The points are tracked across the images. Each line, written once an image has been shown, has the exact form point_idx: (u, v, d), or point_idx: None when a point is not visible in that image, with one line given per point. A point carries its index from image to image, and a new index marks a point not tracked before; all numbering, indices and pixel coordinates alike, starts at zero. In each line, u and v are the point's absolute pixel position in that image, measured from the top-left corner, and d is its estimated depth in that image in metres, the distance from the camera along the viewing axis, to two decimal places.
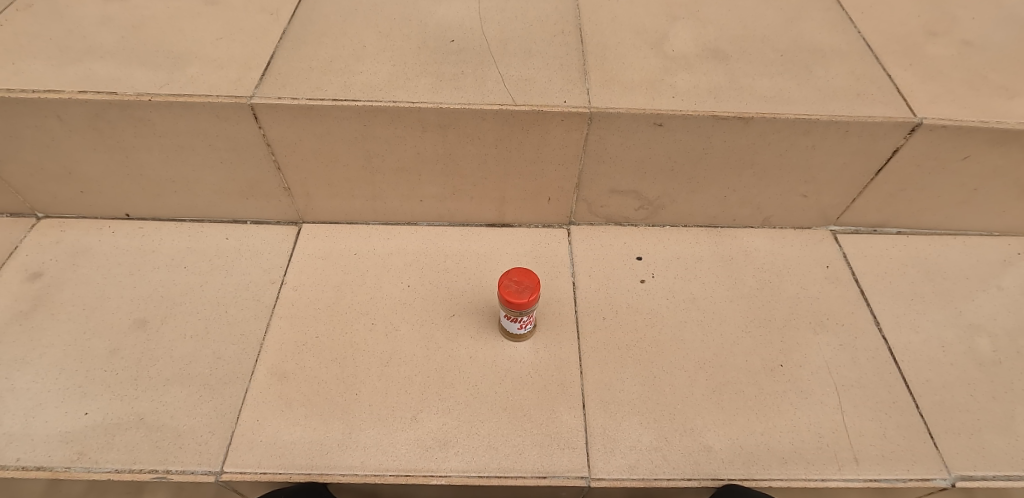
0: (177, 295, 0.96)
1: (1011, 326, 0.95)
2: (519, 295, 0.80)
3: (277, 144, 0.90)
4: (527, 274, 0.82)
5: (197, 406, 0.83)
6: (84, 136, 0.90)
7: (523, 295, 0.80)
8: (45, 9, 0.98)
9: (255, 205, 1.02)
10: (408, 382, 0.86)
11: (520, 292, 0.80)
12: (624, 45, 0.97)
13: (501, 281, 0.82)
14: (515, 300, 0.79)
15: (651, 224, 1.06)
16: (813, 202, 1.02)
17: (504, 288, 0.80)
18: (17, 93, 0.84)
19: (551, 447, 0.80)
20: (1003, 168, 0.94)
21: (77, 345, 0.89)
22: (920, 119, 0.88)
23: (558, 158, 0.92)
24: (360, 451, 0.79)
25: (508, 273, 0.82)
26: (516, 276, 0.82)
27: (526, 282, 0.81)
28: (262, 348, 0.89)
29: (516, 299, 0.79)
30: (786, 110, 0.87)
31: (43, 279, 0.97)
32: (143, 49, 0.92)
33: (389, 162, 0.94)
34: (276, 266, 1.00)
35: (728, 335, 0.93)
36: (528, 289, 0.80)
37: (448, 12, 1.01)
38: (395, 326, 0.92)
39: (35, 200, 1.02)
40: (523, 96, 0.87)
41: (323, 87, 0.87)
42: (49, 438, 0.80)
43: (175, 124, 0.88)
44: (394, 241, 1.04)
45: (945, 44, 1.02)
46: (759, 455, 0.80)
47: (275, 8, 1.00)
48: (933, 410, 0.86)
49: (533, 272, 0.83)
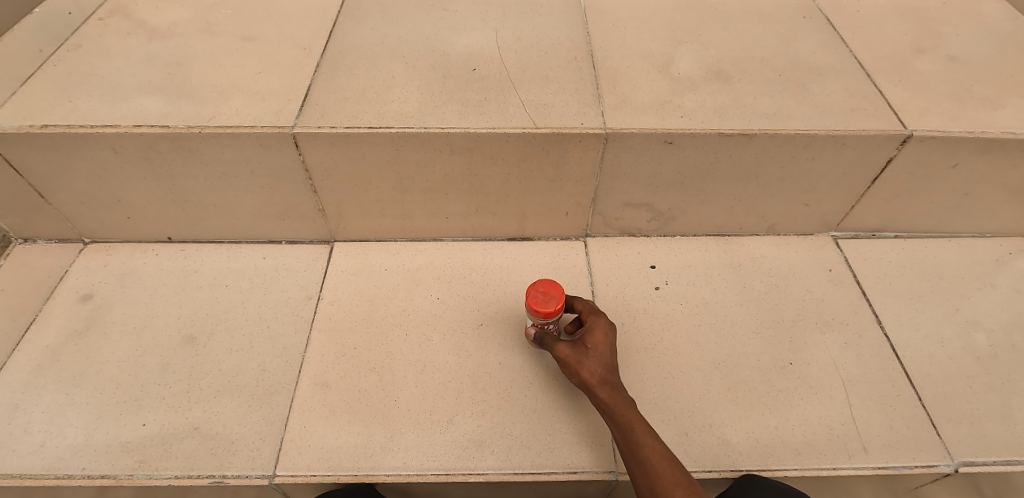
0: (221, 312, 1.02)
1: (1006, 322, 1.01)
2: (546, 304, 0.86)
3: (315, 169, 0.97)
4: (552, 285, 0.89)
5: (248, 415, 0.89)
6: (136, 166, 0.97)
7: (550, 304, 0.86)
8: (94, 49, 1.06)
9: (292, 226, 1.09)
10: (443, 387, 0.92)
11: (546, 301, 0.86)
12: (633, 69, 1.04)
13: (528, 291, 0.88)
14: (543, 309, 0.85)
15: (663, 234, 1.13)
16: (815, 209, 1.08)
17: (532, 298, 0.87)
18: (78, 128, 0.91)
19: (579, 445, 0.86)
20: (991, 174, 1.01)
21: (131, 361, 0.95)
22: (911, 132, 0.94)
23: (575, 176, 0.99)
24: (402, 453, 0.85)
25: (534, 283, 0.89)
26: (542, 286, 0.88)
27: (551, 292, 0.87)
28: (305, 360, 0.95)
29: (543, 308, 0.86)
30: (787, 126, 0.94)
31: (94, 300, 1.04)
32: (189, 84, 0.99)
33: (419, 183, 1.00)
34: (312, 283, 1.06)
35: (740, 336, 0.99)
36: (554, 299, 0.87)
37: (468, 42, 1.09)
38: (427, 336, 0.98)
39: (84, 227, 1.09)
40: (543, 119, 0.94)
41: (358, 116, 0.94)
42: (111, 448, 0.86)
43: (221, 153, 0.95)
44: (421, 257, 1.10)
45: (932, 59, 1.09)
46: (774, 447, 0.86)
47: (308, 43, 1.08)
48: (935, 401, 0.92)
49: (557, 282, 0.89)
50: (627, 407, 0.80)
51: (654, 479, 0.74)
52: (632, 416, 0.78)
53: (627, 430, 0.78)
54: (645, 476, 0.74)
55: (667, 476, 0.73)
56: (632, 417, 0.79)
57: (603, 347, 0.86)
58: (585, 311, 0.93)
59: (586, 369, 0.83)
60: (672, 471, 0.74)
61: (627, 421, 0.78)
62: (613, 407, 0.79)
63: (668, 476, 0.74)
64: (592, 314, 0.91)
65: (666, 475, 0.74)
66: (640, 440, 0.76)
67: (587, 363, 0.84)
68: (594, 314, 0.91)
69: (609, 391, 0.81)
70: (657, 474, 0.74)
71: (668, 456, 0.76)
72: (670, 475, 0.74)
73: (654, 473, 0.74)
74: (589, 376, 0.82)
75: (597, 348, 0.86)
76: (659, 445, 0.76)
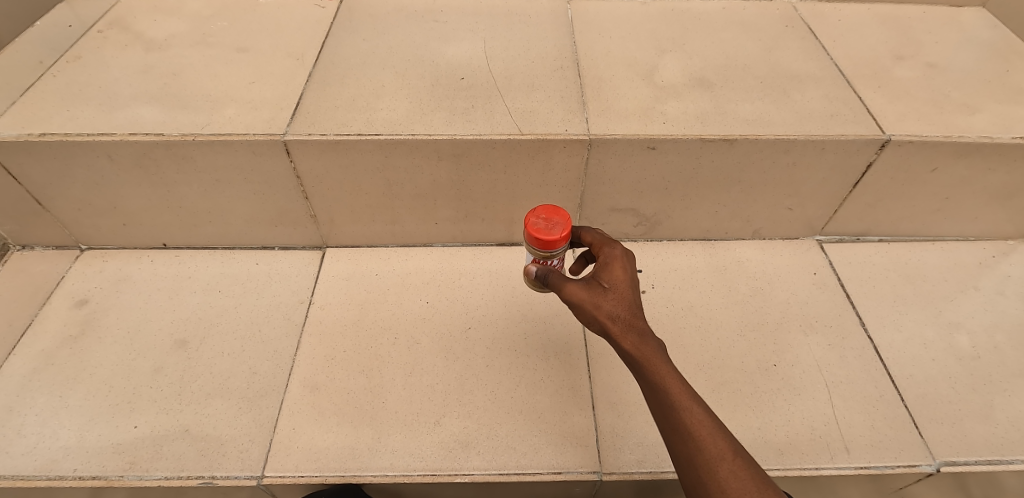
0: (213, 316, 1.04)
1: (988, 324, 1.03)
2: (549, 232, 0.78)
3: (306, 175, 0.99)
4: (555, 211, 0.81)
5: (238, 416, 0.91)
6: (131, 173, 0.99)
7: (554, 231, 0.78)
8: (92, 60, 1.09)
9: (284, 232, 1.11)
10: (431, 390, 0.93)
11: (550, 229, 0.78)
12: (618, 77, 1.07)
13: (529, 219, 0.80)
14: (546, 235, 0.77)
15: (650, 239, 1.14)
16: (798, 214, 1.10)
17: (533, 226, 0.78)
18: (75, 136, 0.94)
19: (563, 445, 0.87)
20: (969, 178, 1.03)
21: (124, 365, 0.97)
22: (889, 136, 0.96)
23: (561, 181, 1.01)
24: (389, 453, 0.86)
25: (535, 210, 0.81)
26: (544, 213, 0.80)
27: (555, 220, 0.79)
28: (295, 363, 0.97)
29: (547, 235, 0.77)
30: (767, 131, 0.96)
31: (89, 306, 1.05)
32: (183, 94, 1.02)
33: (408, 190, 1.02)
34: (303, 288, 1.08)
35: (725, 338, 1.00)
36: (558, 226, 0.78)
37: (457, 52, 1.12)
38: (416, 339, 1.00)
39: (80, 233, 1.11)
40: (528, 126, 0.96)
41: (348, 123, 0.96)
42: (102, 450, 0.87)
43: (214, 160, 0.97)
44: (411, 262, 1.12)
45: (911, 67, 1.11)
46: (757, 448, 0.87)
47: (301, 54, 1.11)
48: (917, 402, 0.93)
49: (560, 210, 0.82)
50: (657, 360, 0.66)
51: (694, 450, 0.61)
52: (665, 372, 0.65)
53: (660, 389, 0.64)
54: (683, 445, 0.62)
55: (710, 447, 0.60)
56: (665, 372, 0.65)
57: (623, 286, 0.71)
58: (596, 243, 0.79)
59: (605, 313, 0.69)
60: (717, 442, 0.61)
61: (659, 379, 0.64)
62: (641, 361, 0.66)
63: (712, 449, 0.60)
64: (605, 245, 0.78)
65: (709, 446, 0.60)
66: (677, 402, 0.63)
67: (605, 307, 0.69)
68: (607, 245, 0.77)
69: (636, 341, 0.66)
70: (697, 446, 0.61)
71: (712, 421, 0.62)
72: (715, 446, 0.61)
73: (694, 442, 0.61)
74: (610, 322, 0.68)
75: (616, 287, 0.71)
76: (701, 410, 0.62)
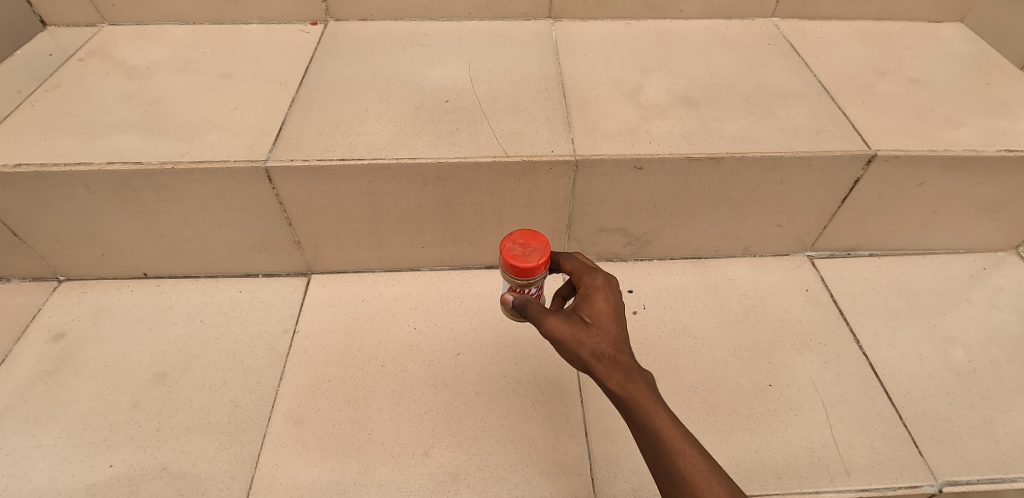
0: (195, 347, 1.01)
1: (983, 338, 1.02)
2: (527, 258, 0.76)
3: (289, 201, 0.97)
4: (532, 237, 0.79)
5: (219, 452, 0.87)
6: (109, 203, 0.97)
7: (532, 259, 0.76)
8: (72, 88, 1.07)
9: (268, 259, 1.09)
10: (419, 419, 0.90)
11: (527, 256, 0.76)
12: (603, 97, 1.07)
13: (506, 244, 0.78)
14: (523, 263, 0.76)
15: (640, 258, 1.13)
16: (788, 231, 1.09)
17: (509, 251, 0.77)
18: (51, 167, 0.92)
19: (556, 475, 0.84)
20: (957, 191, 1.03)
21: (100, 400, 0.94)
22: (875, 152, 0.96)
23: (549, 203, 1.00)
24: (376, 488, 0.83)
25: (513, 235, 0.79)
26: (521, 239, 0.79)
27: (532, 245, 0.78)
28: (279, 394, 0.94)
29: (524, 263, 0.76)
30: (753, 149, 0.96)
31: (65, 339, 1.02)
32: (164, 121, 1.01)
33: (393, 214, 1.01)
34: (288, 316, 1.05)
35: (718, 359, 0.98)
36: (536, 253, 0.77)
37: (442, 75, 1.12)
38: (403, 367, 0.97)
39: (58, 264, 1.08)
40: (514, 147, 0.95)
41: (331, 148, 0.95)
42: (75, 491, 0.84)
43: (195, 188, 0.95)
44: (399, 287, 1.10)
45: (893, 82, 1.12)
46: (755, 472, 0.85)
47: (284, 79, 1.10)
48: (916, 420, 0.91)
49: (538, 235, 0.80)
50: (646, 400, 0.64)
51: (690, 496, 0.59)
52: (655, 412, 0.63)
53: (651, 430, 0.62)
54: (678, 490, 0.60)
55: (706, 493, 0.59)
56: (655, 413, 0.63)
57: (606, 319, 0.69)
58: (576, 270, 0.78)
59: (589, 351, 0.66)
60: (713, 487, 0.59)
61: (649, 420, 0.63)
62: (629, 402, 0.64)
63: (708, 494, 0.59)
64: (585, 274, 0.76)
65: (705, 492, 0.59)
66: (669, 446, 0.61)
67: (589, 344, 0.67)
68: (588, 273, 0.76)
69: (622, 379, 0.65)
70: (693, 491, 0.59)
71: (706, 462, 0.61)
72: (712, 492, 0.59)
73: (689, 488, 0.59)
74: (594, 361, 0.66)
75: (599, 321, 0.69)
76: (694, 451, 0.61)
